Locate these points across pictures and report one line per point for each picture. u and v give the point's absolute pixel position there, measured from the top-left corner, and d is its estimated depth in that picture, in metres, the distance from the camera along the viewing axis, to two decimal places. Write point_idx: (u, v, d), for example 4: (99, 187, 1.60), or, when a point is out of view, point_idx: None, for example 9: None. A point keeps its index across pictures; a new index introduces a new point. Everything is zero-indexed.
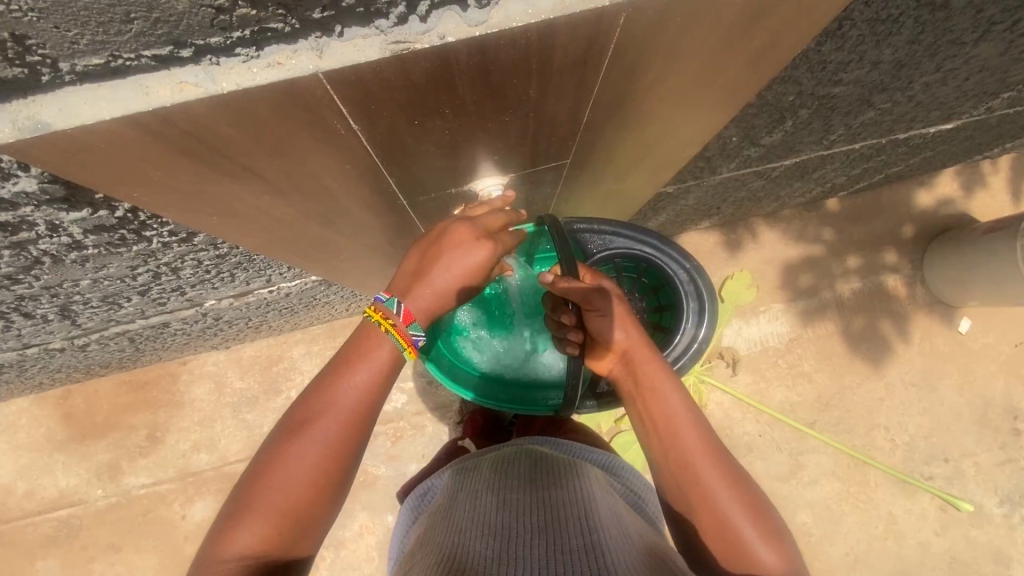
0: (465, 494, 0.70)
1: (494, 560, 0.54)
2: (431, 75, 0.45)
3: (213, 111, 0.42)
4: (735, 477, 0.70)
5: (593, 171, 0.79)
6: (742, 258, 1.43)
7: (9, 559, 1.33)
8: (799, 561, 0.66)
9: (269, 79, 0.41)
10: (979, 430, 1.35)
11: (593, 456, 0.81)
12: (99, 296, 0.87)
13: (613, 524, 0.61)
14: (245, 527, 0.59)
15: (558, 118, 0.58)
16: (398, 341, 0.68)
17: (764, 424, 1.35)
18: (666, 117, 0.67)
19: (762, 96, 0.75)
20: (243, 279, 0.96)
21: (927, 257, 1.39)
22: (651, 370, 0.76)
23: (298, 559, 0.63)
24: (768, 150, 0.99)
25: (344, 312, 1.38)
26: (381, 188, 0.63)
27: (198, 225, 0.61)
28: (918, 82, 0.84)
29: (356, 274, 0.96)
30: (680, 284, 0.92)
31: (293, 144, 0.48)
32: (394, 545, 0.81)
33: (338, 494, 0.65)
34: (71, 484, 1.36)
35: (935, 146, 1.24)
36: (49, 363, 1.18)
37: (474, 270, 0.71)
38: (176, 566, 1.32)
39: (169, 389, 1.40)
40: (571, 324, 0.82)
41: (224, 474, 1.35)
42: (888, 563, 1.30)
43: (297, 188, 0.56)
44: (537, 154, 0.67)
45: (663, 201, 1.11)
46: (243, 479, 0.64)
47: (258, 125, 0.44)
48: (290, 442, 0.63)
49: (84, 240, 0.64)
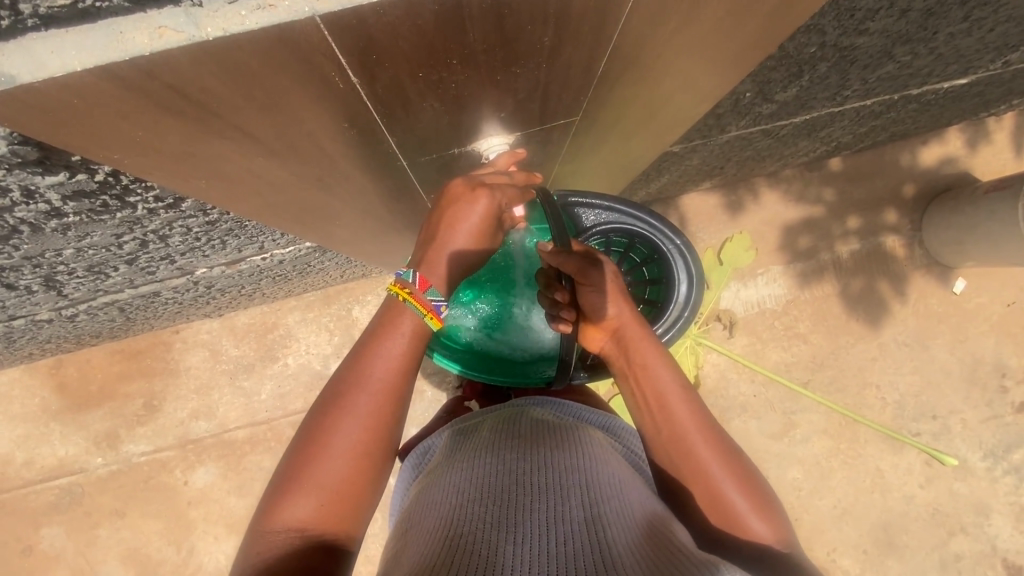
0: (465, 451, 0.68)
1: (493, 527, 0.53)
2: (438, 21, 0.40)
3: (195, 60, 0.37)
4: (727, 450, 0.69)
5: (599, 132, 0.75)
6: (743, 221, 1.40)
7: (12, 527, 1.33)
8: (788, 530, 0.67)
9: (259, 24, 0.36)
10: (968, 387, 1.37)
11: (590, 417, 0.77)
12: (84, 265, 0.83)
13: (617, 491, 0.59)
14: (291, 504, 0.56)
15: (574, 67, 0.53)
16: (419, 309, 0.65)
17: (758, 384, 1.37)
18: (683, 69, 0.63)
19: (784, 48, 0.71)
20: (235, 246, 0.92)
21: (928, 217, 1.37)
22: (643, 348, 0.75)
23: (346, 542, 0.57)
24: (780, 107, 0.94)
25: (339, 279, 1.35)
26: (381, 148, 0.59)
27: (186, 189, 0.57)
28: (943, 32, 0.81)
29: (351, 243, 0.92)
30: (670, 259, 0.91)
31: (288, 102, 0.44)
32: (392, 501, 0.77)
33: (383, 470, 0.62)
34: (70, 453, 1.35)
35: (945, 103, 1.20)
36: (38, 334, 1.14)
37: (483, 227, 0.69)
38: (180, 531, 1.33)
39: (164, 357, 1.38)
40: (564, 301, 0.78)
41: (224, 441, 1.35)
42: (874, 515, 1.34)
43: (293, 150, 0.52)
44: (545, 112, 0.63)
45: (669, 161, 1.07)
46: (284, 457, 0.60)
47: (251, 79, 0.40)
48: (326, 414, 0.60)
49: (63, 207, 0.60)
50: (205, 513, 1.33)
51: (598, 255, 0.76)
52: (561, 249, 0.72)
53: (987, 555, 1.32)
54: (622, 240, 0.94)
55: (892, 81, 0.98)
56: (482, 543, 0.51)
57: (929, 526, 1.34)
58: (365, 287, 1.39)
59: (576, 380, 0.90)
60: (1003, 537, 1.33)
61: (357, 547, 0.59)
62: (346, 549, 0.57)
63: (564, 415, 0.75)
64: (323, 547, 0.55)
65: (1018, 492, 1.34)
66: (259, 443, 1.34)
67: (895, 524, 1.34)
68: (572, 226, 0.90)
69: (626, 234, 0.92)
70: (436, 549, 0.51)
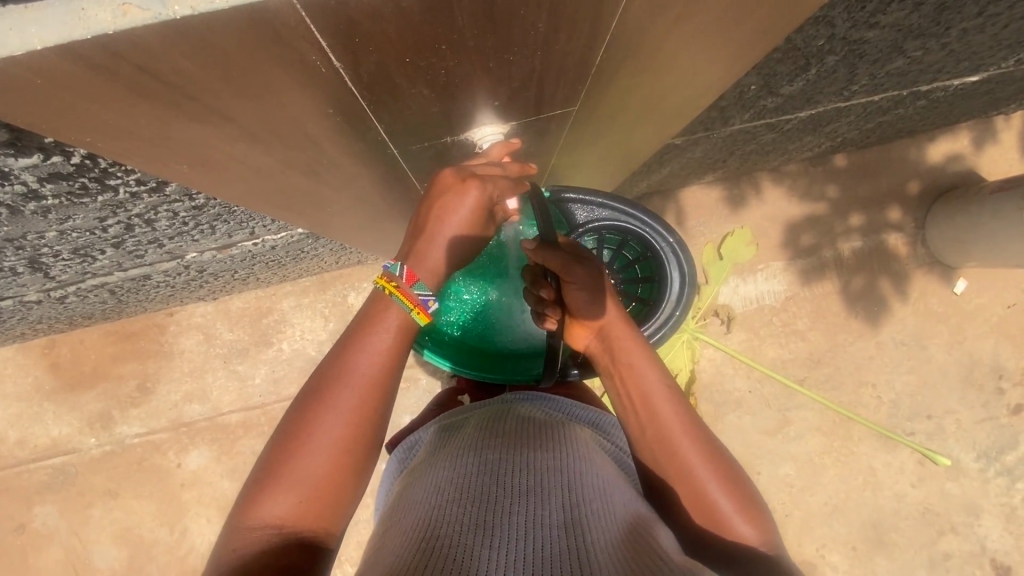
0: (448, 449, 0.66)
1: (471, 529, 0.52)
2: (425, 4, 0.38)
3: (166, 39, 0.35)
4: (713, 450, 0.68)
5: (597, 123, 0.73)
6: (744, 215, 1.38)
7: (7, 505, 1.34)
8: (774, 532, 0.66)
9: (231, 2, 0.33)
10: (963, 388, 1.36)
11: (577, 414, 0.76)
12: (70, 248, 0.82)
13: (599, 492, 0.58)
14: (270, 500, 0.55)
15: (571, 53, 0.51)
16: (404, 304, 0.64)
17: (754, 380, 1.36)
18: (686, 60, 0.61)
19: (791, 40, 0.69)
20: (224, 231, 0.90)
21: (932, 216, 1.35)
22: (628, 347, 0.74)
23: (327, 539, 0.57)
24: (785, 101, 0.92)
25: (334, 265, 1.33)
26: (369, 135, 0.57)
27: (167, 173, 0.55)
28: (956, 28, 0.78)
29: (344, 231, 0.90)
30: (662, 257, 0.90)
31: (268, 85, 0.42)
32: (379, 494, 0.76)
33: (366, 466, 0.61)
34: (64, 433, 1.35)
35: (954, 100, 1.17)
36: (28, 314, 1.13)
37: (473, 220, 0.67)
38: (173, 512, 1.33)
39: (158, 340, 1.37)
40: (549, 299, 0.76)
41: (217, 424, 1.35)
42: (865, 512, 1.34)
43: (276, 135, 0.50)
44: (540, 101, 0.61)
45: (670, 153, 1.05)
46: (266, 450, 0.59)
47: (225, 61, 0.38)
48: (309, 408, 0.59)
49: (40, 189, 0.58)
50: (198, 495, 1.33)
51: (584, 251, 0.75)
52: (544, 244, 0.71)
53: (976, 555, 1.32)
54: (615, 237, 0.91)
55: (901, 76, 0.95)
56: (457, 547, 0.50)
57: (920, 524, 1.34)
58: (362, 274, 1.37)
59: (570, 376, 0.89)
60: (992, 537, 1.33)
61: (338, 544, 0.59)
62: (326, 547, 0.56)
63: (552, 411, 0.74)
64: (302, 544, 0.55)
65: (1010, 494, 1.33)
66: (252, 427, 1.34)
67: (886, 523, 1.34)
68: (563, 223, 0.88)
69: (618, 232, 0.90)
70: (411, 550, 0.50)
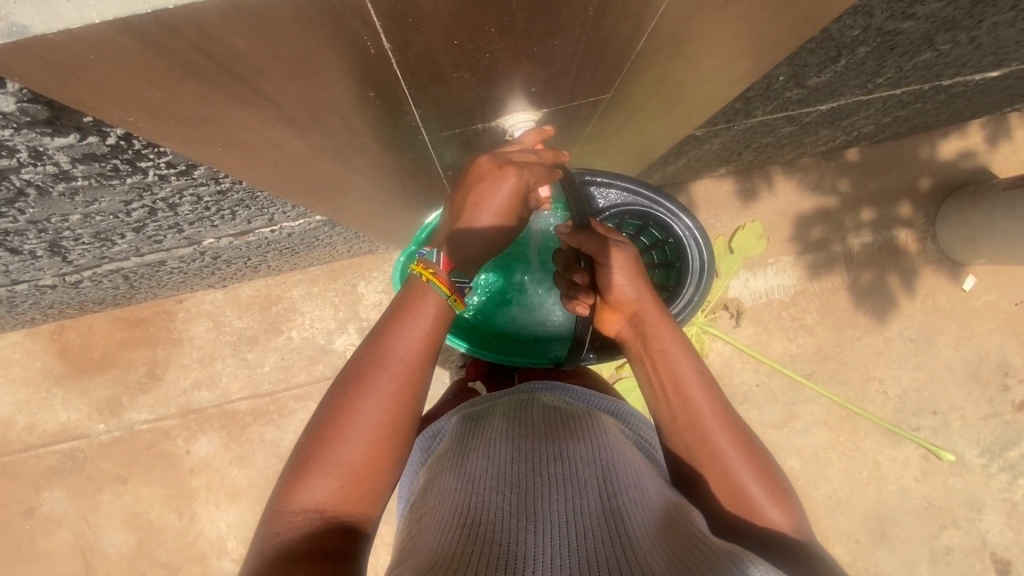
0: (481, 436, 0.67)
1: (513, 516, 0.53)
2: None
3: (224, 17, 0.34)
4: (744, 438, 0.68)
5: (626, 110, 0.72)
6: (756, 209, 1.38)
7: (14, 490, 1.34)
8: (804, 519, 0.65)
9: None
10: (970, 385, 1.37)
11: (603, 403, 0.76)
12: (91, 231, 0.81)
13: (636, 480, 0.58)
14: (310, 485, 0.55)
15: (616, 39, 0.50)
16: (442, 290, 0.63)
17: (762, 374, 1.36)
18: (724, 48, 0.61)
19: (827, 29, 0.68)
20: (244, 217, 0.90)
21: (943, 211, 1.34)
22: (660, 333, 0.74)
23: (365, 524, 0.57)
24: (809, 93, 0.91)
25: (346, 254, 1.33)
26: (404, 120, 0.56)
27: (202, 156, 0.54)
28: (988, 21, 0.77)
29: (364, 218, 0.90)
30: (683, 242, 0.89)
31: (314, 67, 0.41)
32: (403, 482, 0.76)
33: (401, 452, 0.61)
34: (72, 419, 1.35)
35: (973, 96, 1.17)
36: (41, 299, 1.13)
37: (510, 205, 0.66)
38: (181, 499, 1.33)
39: (167, 326, 1.37)
40: (583, 284, 0.77)
41: (226, 411, 1.35)
42: (869, 506, 1.35)
43: (313, 119, 0.50)
44: (576, 88, 0.60)
45: (688, 145, 1.05)
46: (303, 435, 0.59)
47: (278, 40, 0.37)
48: (347, 394, 0.59)
49: (72, 169, 0.58)
50: (207, 482, 1.33)
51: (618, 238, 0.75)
52: (579, 228, 0.73)
53: (977, 549, 1.34)
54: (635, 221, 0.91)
55: (924, 71, 0.94)
56: (501, 532, 0.50)
57: (923, 518, 1.35)
58: (372, 263, 1.37)
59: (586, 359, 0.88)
60: (993, 531, 1.34)
61: (375, 529, 0.59)
62: (364, 533, 0.57)
63: (580, 401, 0.74)
64: (342, 528, 0.55)
65: (1012, 489, 1.34)
66: (261, 414, 1.34)
67: (889, 516, 1.35)
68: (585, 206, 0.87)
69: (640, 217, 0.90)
70: (456, 536, 0.51)
